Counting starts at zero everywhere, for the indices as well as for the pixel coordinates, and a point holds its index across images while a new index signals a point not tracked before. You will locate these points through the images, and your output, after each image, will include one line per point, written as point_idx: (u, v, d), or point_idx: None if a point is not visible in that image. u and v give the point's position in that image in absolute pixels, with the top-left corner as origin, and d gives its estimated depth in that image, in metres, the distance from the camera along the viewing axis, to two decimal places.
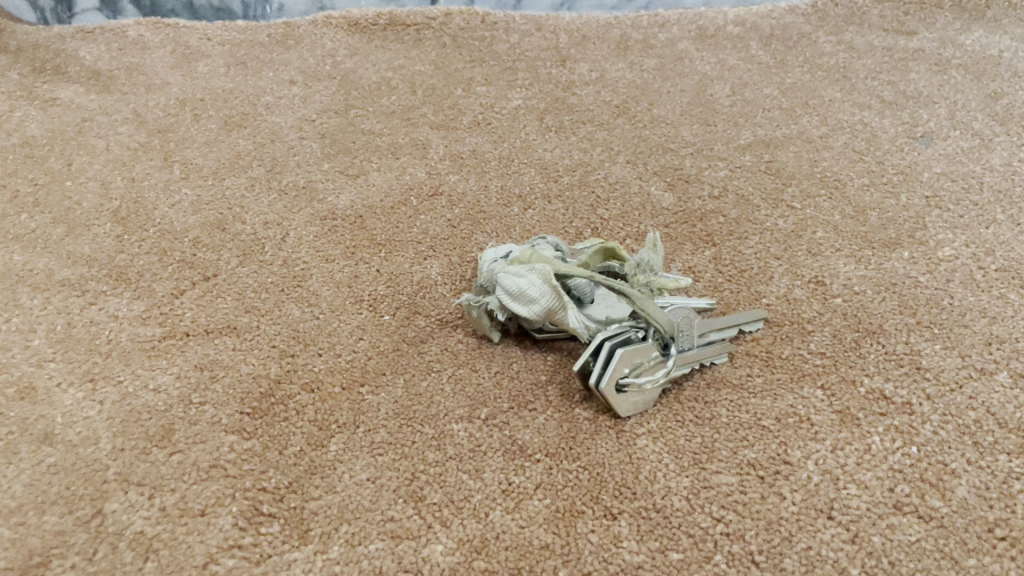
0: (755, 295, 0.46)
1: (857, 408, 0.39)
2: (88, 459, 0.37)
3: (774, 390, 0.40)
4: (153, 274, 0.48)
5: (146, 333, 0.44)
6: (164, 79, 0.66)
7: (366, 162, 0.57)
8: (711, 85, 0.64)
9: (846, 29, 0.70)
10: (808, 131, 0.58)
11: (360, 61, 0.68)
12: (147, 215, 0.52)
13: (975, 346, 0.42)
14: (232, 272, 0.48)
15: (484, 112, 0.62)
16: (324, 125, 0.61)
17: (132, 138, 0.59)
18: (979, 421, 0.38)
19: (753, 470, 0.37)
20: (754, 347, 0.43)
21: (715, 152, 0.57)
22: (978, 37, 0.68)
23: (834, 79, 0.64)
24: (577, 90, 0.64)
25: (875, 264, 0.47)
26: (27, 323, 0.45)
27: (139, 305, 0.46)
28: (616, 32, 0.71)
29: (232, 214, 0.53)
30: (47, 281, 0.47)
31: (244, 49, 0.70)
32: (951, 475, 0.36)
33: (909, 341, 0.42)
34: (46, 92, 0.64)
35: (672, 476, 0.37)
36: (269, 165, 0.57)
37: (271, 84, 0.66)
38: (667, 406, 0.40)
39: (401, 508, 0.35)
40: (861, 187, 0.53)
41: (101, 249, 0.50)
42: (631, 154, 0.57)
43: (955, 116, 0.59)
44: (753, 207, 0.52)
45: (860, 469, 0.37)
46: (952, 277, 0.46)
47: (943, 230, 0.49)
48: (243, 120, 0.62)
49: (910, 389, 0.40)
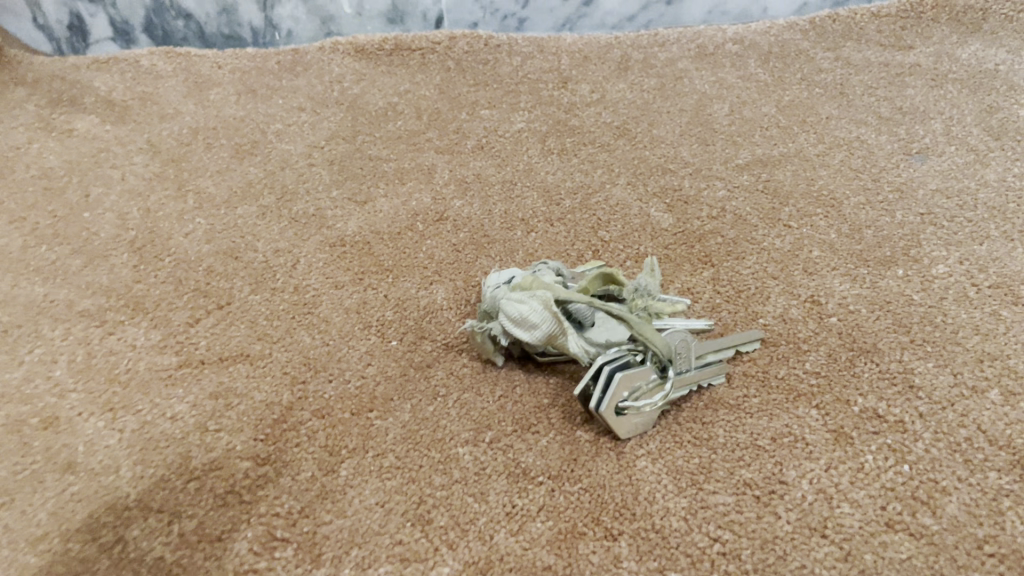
0: (752, 316, 0.47)
1: (851, 427, 0.40)
2: (109, 488, 0.39)
3: (770, 410, 0.42)
4: (169, 303, 0.50)
5: (163, 362, 0.46)
6: (177, 109, 0.68)
7: (374, 189, 0.59)
8: (710, 104, 0.65)
9: (844, 44, 0.71)
10: (805, 149, 0.59)
11: (366, 87, 0.70)
12: (162, 245, 0.54)
13: (967, 363, 0.43)
14: (245, 300, 0.50)
15: (488, 136, 0.63)
16: (332, 152, 0.62)
17: (147, 168, 0.61)
18: (970, 438, 0.39)
19: (749, 490, 0.38)
20: (751, 368, 0.44)
21: (714, 172, 0.58)
22: (974, 50, 0.69)
23: (831, 96, 0.65)
24: (579, 112, 0.65)
25: (870, 283, 0.48)
26: (49, 355, 0.47)
27: (156, 334, 0.48)
28: (616, 53, 0.72)
29: (244, 242, 0.54)
30: (67, 312, 0.49)
31: (254, 77, 0.72)
32: (942, 492, 0.37)
33: (902, 359, 0.43)
34: (63, 123, 0.66)
35: (671, 496, 0.38)
36: (279, 193, 0.59)
37: (281, 111, 0.67)
38: (665, 427, 0.41)
39: (409, 532, 0.37)
40: (857, 205, 0.54)
41: (118, 278, 0.52)
42: (631, 176, 0.59)
43: (950, 132, 0.60)
44: (751, 227, 0.53)
45: (853, 488, 0.38)
46: (946, 294, 0.47)
47: (937, 248, 0.50)
48: (254, 148, 0.63)
49: (903, 407, 0.41)
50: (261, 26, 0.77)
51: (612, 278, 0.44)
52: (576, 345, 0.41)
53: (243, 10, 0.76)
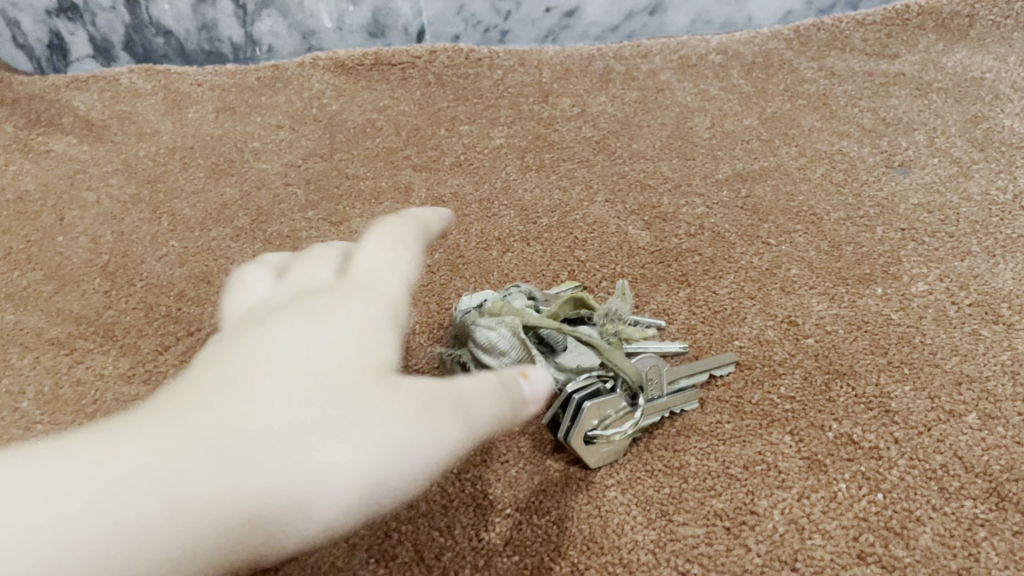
0: (728, 337, 0.46)
1: (825, 454, 0.40)
2: None
3: (743, 437, 0.41)
4: (140, 330, 0.49)
5: (130, 393, 0.45)
6: (155, 128, 0.67)
7: (350, 209, 0.58)
8: (691, 117, 0.64)
9: (828, 54, 0.70)
10: (786, 163, 0.59)
11: (346, 103, 0.69)
12: (134, 269, 0.54)
13: (945, 386, 0.42)
14: (216, 326, 0.49)
15: (466, 153, 0.63)
16: (309, 171, 0.62)
17: (122, 190, 0.61)
18: (946, 465, 0.39)
19: (719, 521, 0.37)
20: (725, 392, 0.43)
21: (693, 187, 0.57)
22: (960, 58, 0.68)
23: (814, 107, 0.64)
24: (559, 126, 0.65)
25: (848, 302, 0.47)
26: (16, 385, 0.46)
27: (125, 363, 0.47)
28: (599, 65, 0.72)
29: (218, 265, 0.54)
30: (36, 341, 0.49)
31: (233, 94, 0.71)
32: (916, 522, 0.36)
33: (878, 383, 0.43)
34: (40, 145, 0.66)
35: (640, 528, 0.37)
36: (254, 215, 0.58)
37: (259, 129, 0.67)
38: (636, 456, 0.40)
39: (372, 569, 0.36)
40: (837, 221, 0.53)
41: (90, 305, 0.51)
42: (610, 192, 0.58)
43: (934, 143, 0.59)
44: (729, 245, 0.52)
45: (826, 517, 0.37)
46: (925, 313, 0.46)
47: (917, 265, 0.49)
48: (230, 167, 0.63)
49: (879, 433, 0.40)
50: (241, 43, 0.77)
51: (583, 302, 0.43)
52: (544, 370, 0.40)
53: (223, 26, 0.75)
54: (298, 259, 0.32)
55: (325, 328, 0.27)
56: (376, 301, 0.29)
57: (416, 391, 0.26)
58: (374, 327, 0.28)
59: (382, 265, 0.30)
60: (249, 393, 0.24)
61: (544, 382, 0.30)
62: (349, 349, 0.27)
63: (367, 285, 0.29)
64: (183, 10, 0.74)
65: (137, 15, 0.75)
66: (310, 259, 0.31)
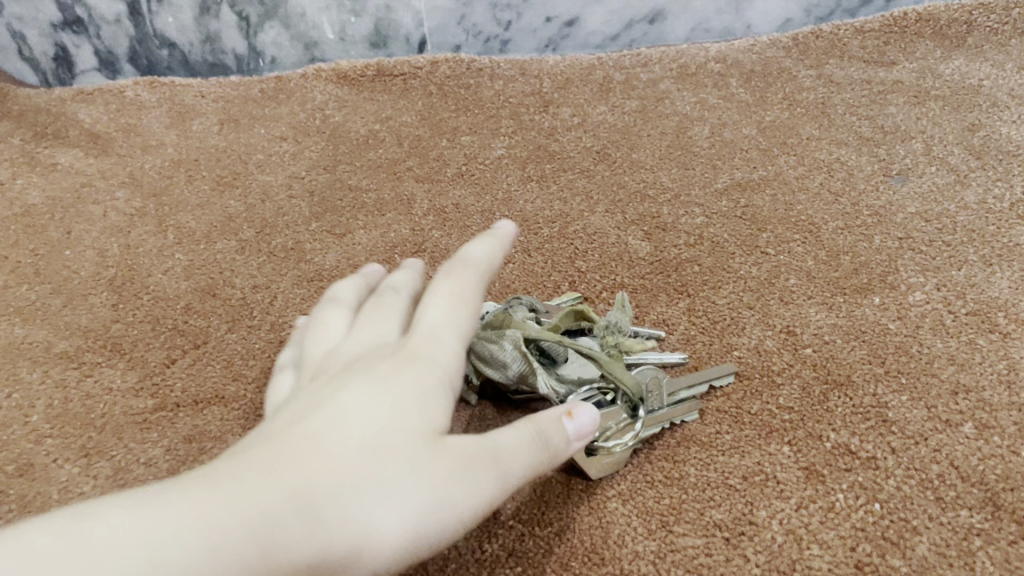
0: (727, 348, 0.47)
1: (823, 464, 0.40)
2: None
3: (742, 447, 0.41)
4: (147, 343, 0.50)
5: (138, 406, 0.46)
6: (160, 140, 0.68)
7: (353, 220, 0.59)
8: (691, 126, 0.65)
9: (827, 61, 0.71)
10: (785, 173, 0.59)
11: (349, 114, 0.70)
12: (141, 283, 0.54)
13: (941, 396, 0.43)
14: (222, 338, 0.50)
15: (468, 164, 0.63)
16: (313, 183, 0.63)
17: (129, 203, 0.61)
18: (942, 475, 0.39)
19: (719, 532, 0.38)
20: (724, 403, 0.44)
21: (693, 198, 0.58)
22: (958, 65, 0.68)
23: (812, 116, 0.65)
24: (559, 136, 0.65)
25: (845, 312, 0.48)
26: (26, 399, 0.47)
27: (133, 377, 0.48)
28: (599, 74, 0.72)
29: (223, 278, 0.55)
30: (46, 354, 0.50)
31: (237, 106, 0.72)
32: (913, 532, 0.37)
33: (876, 393, 0.43)
34: (47, 158, 0.67)
35: (640, 539, 0.38)
36: (259, 227, 0.59)
37: (263, 141, 0.67)
38: (637, 467, 0.41)
39: None
40: (835, 230, 0.54)
41: (97, 318, 0.52)
42: (610, 203, 0.58)
43: (931, 152, 0.59)
44: (728, 255, 0.53)
45: (824, 528, 0.37)
46: (922, 323, 0.47)
47: (914, 274, 0.50)
48: (235, 180, 0.63)
49: (876, 443, 0.41)
50: (244, 54, 0.77)
51: (583, 316, 0.44)
52: (545, 386, 0.41)
53: (227, 38, 0.76)
54: (371, 308, 0.35)
55: (386, 380, 0.29)
56: (436, 354, 0.31)
57: (464, 444, 0.29)
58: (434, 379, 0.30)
59: (441, 316, 0.33)
60: (320, 445, 0.27)
61: (590, 419, 0.33)
62: (410, 401, 0.29)
63: (425, 337, 0.32)
64: (187, 23, 0.75)
65: (141, 27, 0.75)
66: (381, 311, 0.34)
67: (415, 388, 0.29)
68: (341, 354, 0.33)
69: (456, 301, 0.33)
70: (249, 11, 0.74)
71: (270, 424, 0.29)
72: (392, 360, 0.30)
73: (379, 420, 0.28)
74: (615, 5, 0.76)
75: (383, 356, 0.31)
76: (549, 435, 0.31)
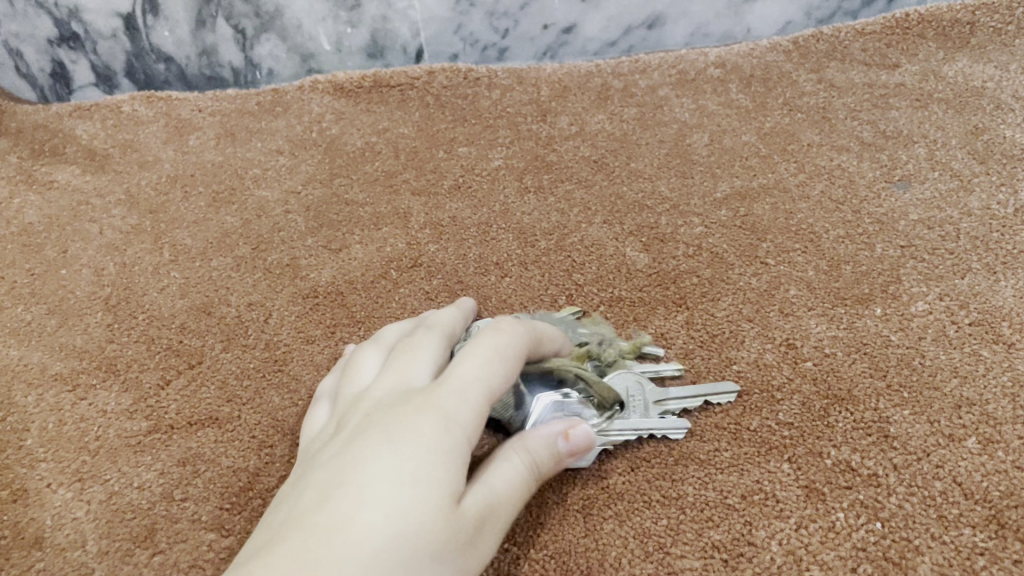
0: (726, 362, 0.46)
1: (823, 481, 0.39)
2: (75, 564, 0.39)
3: (741, 465, 0.41)
4: (142, 364, 0.50)
5: (132, 428, 0.46)
6: (157, 155, 0.68)
7: (349, 235, 0.58)
8: (689, 134, 0.64)
9: (828, 65, 0.70)
10: (785, 180, 0.58)
11: (346, 126, 0.69)
12: (137, 302, 0.54)
13: (944, 410, 0.42)
14: (217, 358, 0.50)
15: (465, 175, 0.63)
16: (309, 197, 0.62)
17: (125, 220, 0.61)
18: (945, 492, 0.38)
19: (717, 553, 0.37)
20: (723, 419, 0.43)
21: (691, 207, 0.57)
22: (961, 67, 0.67)
23: (813, 121, 0.64)
24: (557, 146, 0.65)
25: (846, 323, 0.47)
26: (21, 423, 0.47)
27: (127, 399, 0.48)
28: (597, 81, 0.72)
29: (218, 296, 0.54)
30: (40, 376, 0.49)
31: (233, 119, 0.72)
32: (915, 552, 0.36)
33: (877, 407, 0.42)
34: (44, 175, 0.67)
35: (637, 562, 0.37)
36: (255, 244, 0.58)
37: (259, 155, 0.67)
38: (634, 486, 0.40)
39: None
40: (835, 239, 0.53)
41: (93, 339, 0.52)
42: (608, 214, 0.58)
43: (934, 156, 0.59)
44: (727, 266, 0.52)
45: (823, 548, 0.37)
46: (925, 334, 0.46)
47: (917, 283, 0.49)
48: (231, 195, 0.63)
49: (877, 459, 0.40)
50: (241, 67, 0.77)
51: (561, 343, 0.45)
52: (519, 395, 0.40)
53: (223, 51, 0.76)
54: (410, 361, 0.37)
55: (409, 448, 0.31)
56: (458, 409, 0.33)
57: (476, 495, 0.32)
58: (454, 444, 0.31)
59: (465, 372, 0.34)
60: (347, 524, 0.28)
61: (584, 437, 0.37)
62: (430, 467, 0.31)
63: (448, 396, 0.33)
64: (184, 37, 0.75)
65: (138, 42, 0.75)
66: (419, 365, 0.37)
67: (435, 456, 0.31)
68: (373, 412, 0.34)
69: (483, 358, 0.35)
70: (244, 25, 0.74)
71: (307, 486, 0.31)
72: (413, 422, 0.32)
73: (400, 491, 0.30)
74: (613, 11, 0.75)
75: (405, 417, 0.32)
76: (536, 457, 0.35)
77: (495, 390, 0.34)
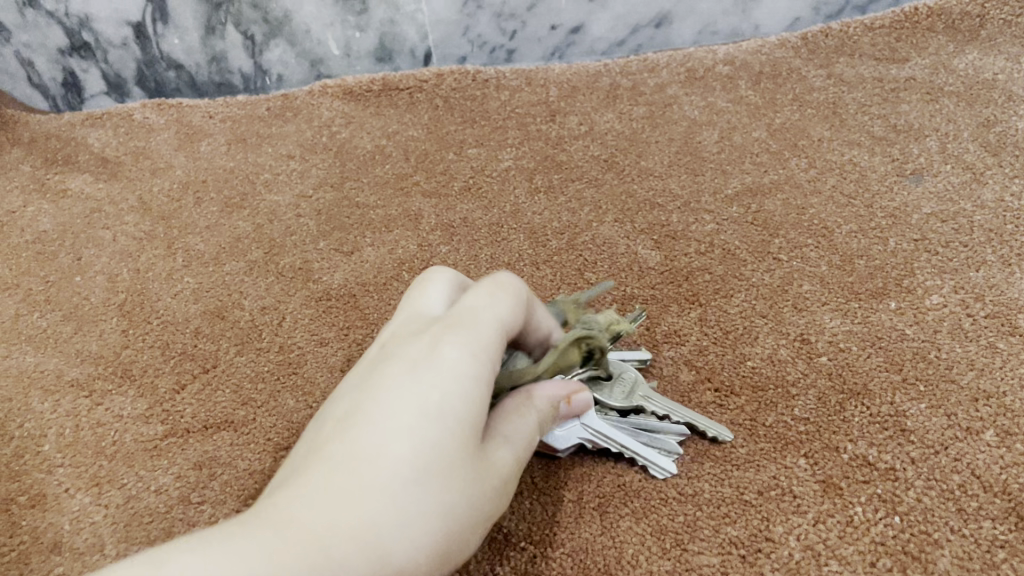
0: (740, 358, 0.46)
1: (841, 476, 0.39)
2: (94, 568, 0.39)
3: (757, 461, 0.40)
4: (157, 368, 0.50)
5: (148, 433, 0.46)
6: (169, 162, 0.68)
7: (361, 238, 0.59)
8: (699, 131, 0.64)
9: (837, 60, 0.70)
10: (796, 176, 0.58)
11: (355, 130, 0.70)
12: (151, 307, 0.55)
13: (961, 403, 0.42)
14: (231, 362, 0.50)
15: (475, 177, 0.63)
16: (320, 201, 0.62)
17: (138, 227, 0.62)
18: (964, 485, 0.38)
19: (735, 549, 0.37)
20: (738, 415, 0.43)
21: (702, 204, 0.57)
22: (972, 59, 0.67)
23: (824, 117, 0.64)
24: (567, 146, 0.65)
25: (861, 317, 0.47)
26: (38, 429, 0.47)
27: (143, 403, 0.48)
28: (605, 81, 0.72)
29: (232, 300, 0.54)
30: (56, 383, 0.50)
31: (244, 125, 0.72)
32: (934, 545, 0.36)
33: (894, 401, 0.42)
34: (58, 184, 0.67)
35: (655, 559, 0.37)
36: (267, 248, 0.59)
37: (270, 159, 0.67)
38: (650, 482, 0.40)
39: None
40: (848, 234, 0.53)
41: (107, 345, 0.52)
42: (619, 212, 0.58)
43: (946, 150, 0.58)
44: (740, 262, 0.52)
45: (842, 543, 0.36)
46: (941, 327, 0.46)
47: (931, 276, 0.49)
48: (243, 201, 0.63)
49: (894, 453, 0.40)
50: (251, 73, 0.77)
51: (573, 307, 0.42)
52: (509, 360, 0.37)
53: (233, 58, 0.76)
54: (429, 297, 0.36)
55: (430, 379, 0.30)
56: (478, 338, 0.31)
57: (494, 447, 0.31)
58: (474, 373, 0.30)
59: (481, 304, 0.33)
60: (368, 459, 0.28)
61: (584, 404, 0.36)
62: (451, 400, 0.29)
63: (463, 326, 0.32)
64: (193, 44, 0.75)
65: (147, 50, 0.75)
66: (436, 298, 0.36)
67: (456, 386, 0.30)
68: (390, 344, 0.33)
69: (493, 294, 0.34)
70: (254, 31, 0.74)
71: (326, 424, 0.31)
72: (431, 354, 0.31)
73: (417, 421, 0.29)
74: (620, 10, 0.75)
75: (422, 346, 0.32)
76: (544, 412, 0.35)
77: (506, 324, 0.33)
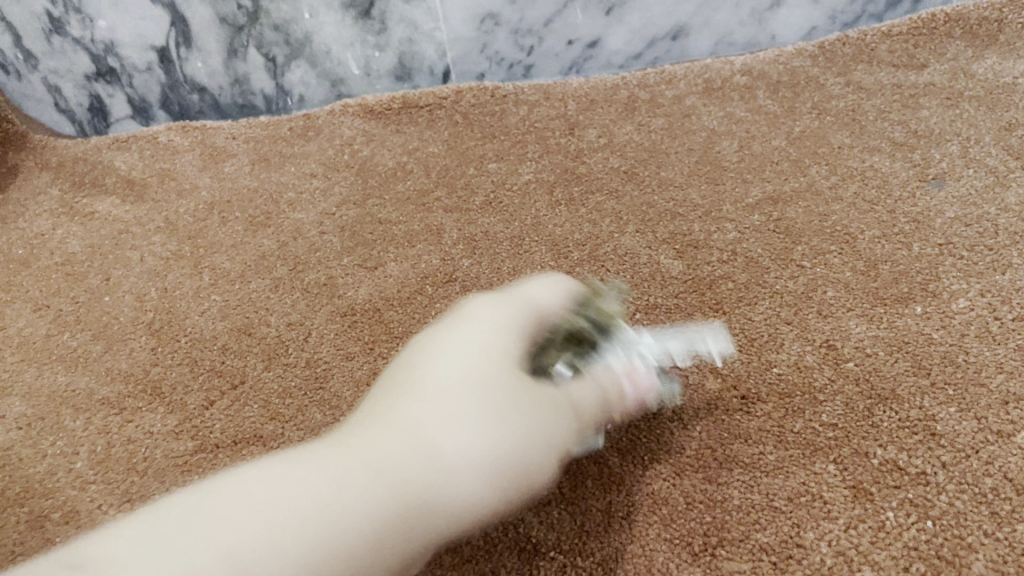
0: (766, 365, 0.46)
1: (871, 481, 0.39)
2: None
3: (786, 468, 0.40)
4: (186, 385, 0.51)
5: (179, 449, 0.47)
6: (194, 183, 0.69)
7: (383, 253, 0.59)
8: (718, 142, 0.64)
9: (855, 67, 0.69)
10: (817, 183, 0.58)
11: (377, 147, 0.70)
12: (179, 325, 0.55)
13: (991, 406, 0.41)
14: (259, 377, 0.51)
15: (496, 191, 0.64)
16: (343, 218, 0.63)
17: (165, 247, 0.63)
18: (996, 489, 0.38)
19: (766, 555, 0.37)
20: (766, 422, 0.43)
21: (724, 213, 0.57)
22: (992, 63, 0.67)
23: (843, 124, 0.63)
24: (587, 158, 0.66)
25: (887, 323, 0.47)
26: (70, 446, 0.48)
27: (173, 420, 0.48)
28: (624, 94, 0.72)
29: (258, 316, 0.55)
30: (88, 401, 0.51)
31: (267, 144, 0.73)
32: (968, 549, 0.36)
33: (923, 405, 0.42)
34: (86, 207, 0.68)
35: (684, 566, 0.37)
36: (292, 265, 0.59)
37: (293, 179, 0.68)
38: (678, 489, 0.40)
39: None
40: (872, 239, 0.53)
41: (137, 362, 0.53)
42: (640, 223, 0.58)
43: (968, 154, 0.58)
44: (763, 270, 0.52)
45: (874, 548, 0.36)
46: (968, 331, 0.46)
47: (957, 281, 0.49)
48: (268, 219, 0.64)
49: (925, 458, 0.40)
50: (273, 94, 0.78)
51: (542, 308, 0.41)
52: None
53: (255, 80, 0.77)
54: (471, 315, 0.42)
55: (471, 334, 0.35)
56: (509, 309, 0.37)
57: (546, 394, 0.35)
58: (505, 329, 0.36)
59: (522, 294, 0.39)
60: (421, 389, 0.32)
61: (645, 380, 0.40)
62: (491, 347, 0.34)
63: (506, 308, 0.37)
64: (216, 67, 0.76)
65: (171, 74, 0.77)
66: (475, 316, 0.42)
67: (477, 347, 0.34)
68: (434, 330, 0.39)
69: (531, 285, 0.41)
70: (275, 53, 0.75)
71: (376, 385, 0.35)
72: (471, 320, 0.36)
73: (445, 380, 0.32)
74: (636, 24, 0.75)
75: (467, 315, 0.37)
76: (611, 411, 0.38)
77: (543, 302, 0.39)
